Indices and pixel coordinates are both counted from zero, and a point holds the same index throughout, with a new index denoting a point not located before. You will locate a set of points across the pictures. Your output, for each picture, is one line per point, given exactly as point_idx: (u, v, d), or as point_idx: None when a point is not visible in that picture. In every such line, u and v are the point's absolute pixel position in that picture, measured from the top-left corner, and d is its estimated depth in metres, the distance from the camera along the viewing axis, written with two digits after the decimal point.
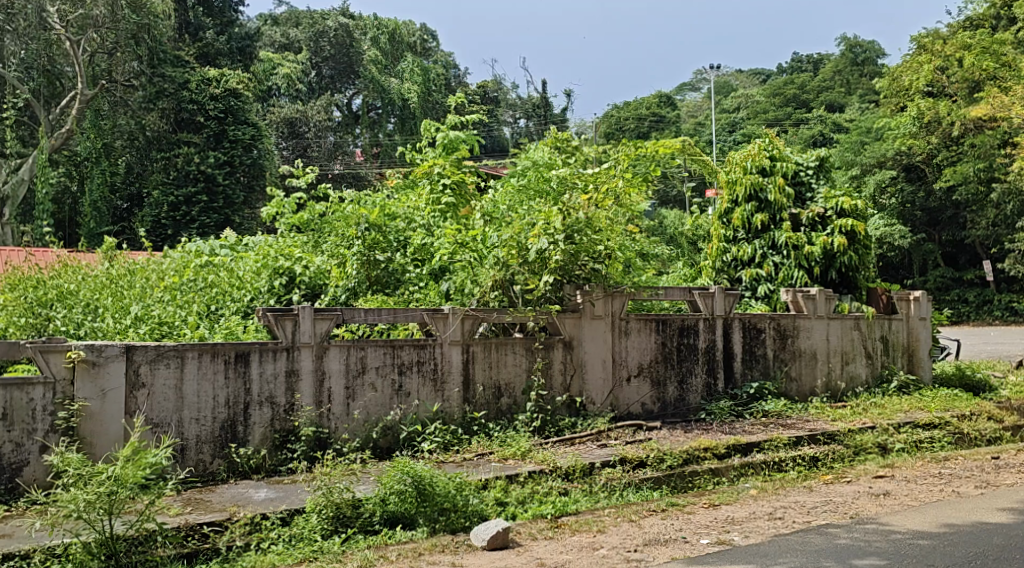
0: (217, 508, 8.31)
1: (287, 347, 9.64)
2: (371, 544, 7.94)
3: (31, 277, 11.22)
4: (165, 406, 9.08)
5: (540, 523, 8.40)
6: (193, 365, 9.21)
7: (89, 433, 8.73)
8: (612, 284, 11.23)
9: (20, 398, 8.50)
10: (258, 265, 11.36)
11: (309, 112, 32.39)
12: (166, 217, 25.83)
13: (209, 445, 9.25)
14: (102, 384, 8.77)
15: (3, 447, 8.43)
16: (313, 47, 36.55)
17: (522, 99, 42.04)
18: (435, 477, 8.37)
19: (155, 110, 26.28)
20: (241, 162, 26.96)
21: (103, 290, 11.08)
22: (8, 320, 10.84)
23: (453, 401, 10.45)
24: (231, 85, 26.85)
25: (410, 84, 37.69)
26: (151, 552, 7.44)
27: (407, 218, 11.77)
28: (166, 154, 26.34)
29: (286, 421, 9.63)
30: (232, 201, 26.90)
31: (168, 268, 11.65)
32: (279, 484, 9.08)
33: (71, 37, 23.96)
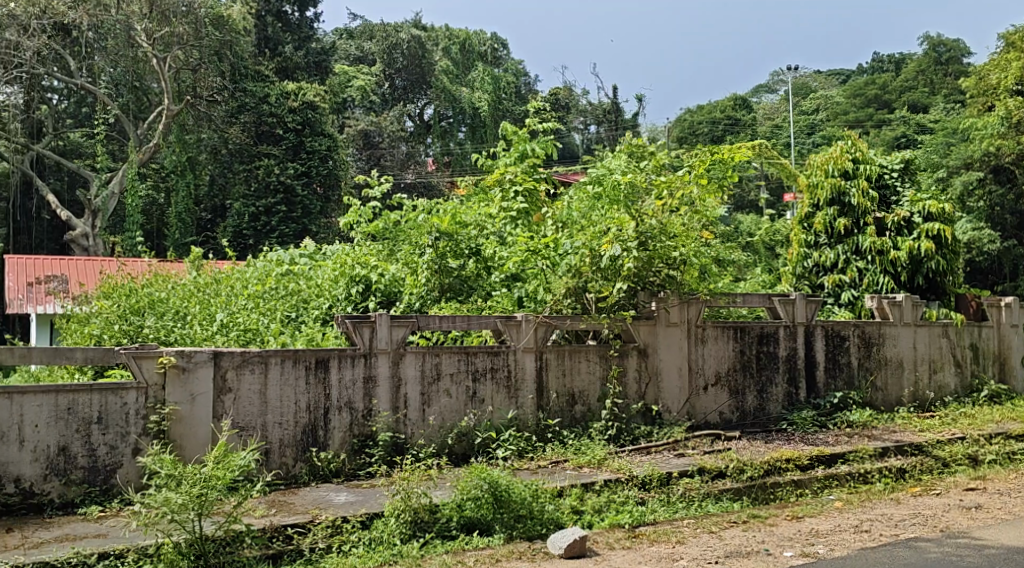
0: (299, 511, 8.45)
1: (365, 354, 9.73)
2: (449, 549, 7.96)
3: (124, 286, 11.85)
4: (250, 410, 9.24)
5: (618, 532, 8.34)
6: (275, 370, 9.37)
7: (179, 436, 8.92)
8: (688, 292, 11.10)
9: (114, 403, 8.73)
10: (336, 273, 11.51)
11: (383, 123, 32.59)
12: (247, 226, 26.50)
13: (291, 449, 9.39)
14: (191, 389, 8.97)
15: (98, 449, 8.67)
16: (387, 58, 36.56)
17: (592, 104, 41.65)
18: (512, 484, 8.38)
19: (237, 123, 26.86)
20: (318, 173, 27.09)
21: (191, 298, 11.54)
22: (104, 327, 11.26)
23: (528, 408, 10.43)
24: (309, 98, 26.95)
25: (481, 94, 38.20)
26: (238, 553, 7.57)
27: (477, 226, 11.59)
28: (249, 166, 26.85)
29: (364, 426, 9.72)
30: (310, 211, 26.97)
31: (252, 277, 11.96)
32: (359, 488, 9.20)
33: (157, 54, 24.43)
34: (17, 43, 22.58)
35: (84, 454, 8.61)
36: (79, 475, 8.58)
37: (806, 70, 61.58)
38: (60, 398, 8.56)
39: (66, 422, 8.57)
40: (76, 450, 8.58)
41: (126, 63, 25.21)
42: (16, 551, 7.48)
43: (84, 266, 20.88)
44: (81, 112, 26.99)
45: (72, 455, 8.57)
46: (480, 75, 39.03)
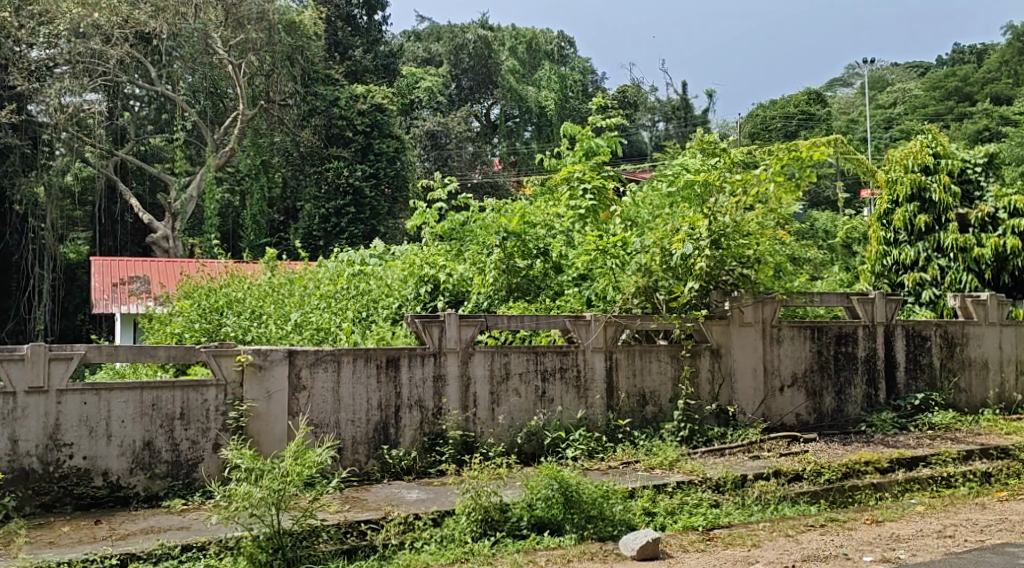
0: (372, 507, 8.54)
1: (434, 353, 9.78)
2: (520, 548, 7.94)
3: (205, 286, 12.32)
4: (323, 408, 9.35)
5: (692, 535, 8.24)
6: (348, 369, 9.46)
7: (256, 432, 9.09)
8: (762, 291, 10.94)
9: (195, 399, 8.90)
10: (406, 273, 11.57)
11: (450, 124, 32.41)
12: (317, 228, 27.09)
13: (364, 446, 9.48)
14: (267, 385, 9.12)
15: (181, 444, 8.85)
16: (453, 59, 36.96)
17: (661, 101, 41.43)
18: (583, 484, 8.32)
19: (308, 126, 27.51)
20: (386, 174, 27.47)
21: (266, 298, 11.81)
22: (186, 325, 11.72)
23: (597, 408, 10.38)
24: (378, 101, 27.49)
25: (548, 93, 38.08)
26: (314, 547, 7.67)
27: (546, 225, 11.52)
28: (318, 168, 27.50)
29: (434, 424, 9.77)
30: (378, 212, 27.57)
31: (324, 277, 12.07)
32: (431, 486, 9.24)
33: (233, 61, 25.08)
34: (102, 51, 22.69)
35: (168, 448, 8.80)
36: (163, 469, 8.77)
37: (884, 61, 60.01)
38: (145, 394, 8.75)
39: (151, 418, 8.76)
40: (160, 445, 8.77)
41: (203, 69, 25.39)
42: (104, 543, 7.66)
43: (164, 267, 21.41)
44: (161, 119, 26.44)
45: (157, 450, 8.76)
46: (547, 73, 39.06)
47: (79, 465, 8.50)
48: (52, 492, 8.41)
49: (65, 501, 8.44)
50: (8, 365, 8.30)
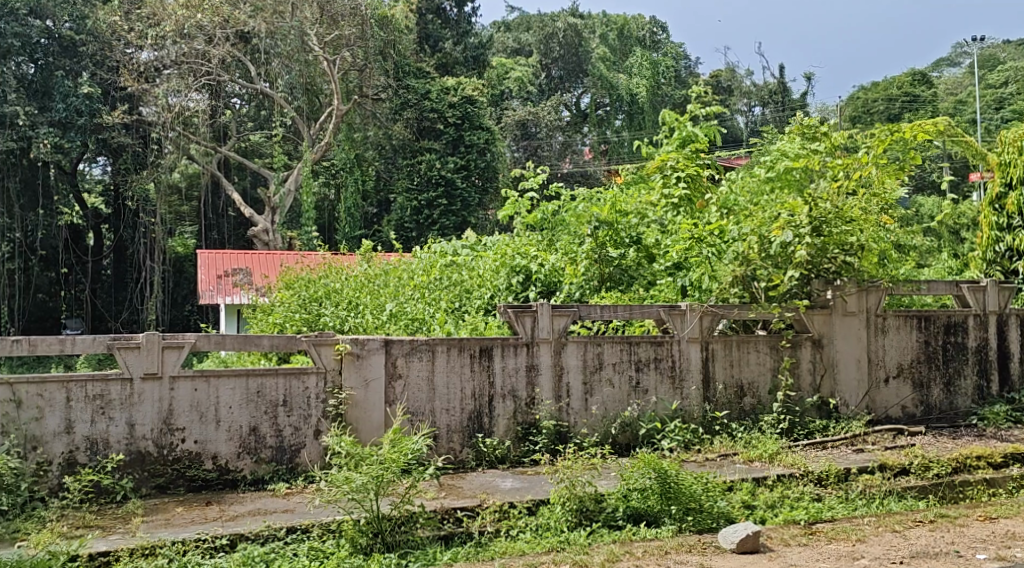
0: (467, 494, 8.62)
1: (527, 342, 9.76)
2: (617, 539, 7.86)
3: (303, 279, 12.58)
4: (419, 396, 9.44)
5: (794, 529, 8.05)
6: (442, 358, 9.52)
7: (354, 420, 9.22)
8: (867, 279, 10.62)
9: (296, 387, 9.09)
10: (497, 263, 11.50)
11: (540, 113, 31.98)
12: (409, 220, 27.41)
13: (458, 434, 9.54)
14: (365, 374, 9.24)
15: (284, 430, 9.04)
16: (543, 48, 36.48)
17: (757, 85, 40.47)
18: (681, 475, 8.22)
19: (400, 120, 27.58)
20: (476, 166, 27.81)
21: (362, 289, 11.97)
22: (288, 316, 12.03)
23: (693, 399, 10.24)
24: (468, 93, 27.74)
25: (639, 80, 37.77)
26: (413, 532, 7.75)
27: (639, 214, 11.42)
28: (411, 161, 27.67)
29: (527, 414, 9.76)
30: (469, 204, 27.74)
31: (417, 268, 12.11)
32: (525, 475, 9.25)
33: (327, 57, 25.21)
34: (204, 51, 23.83)
35: (272, 434, 9.00)
36: (268, 454, 8.97)
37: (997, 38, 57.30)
38: (251, 381, 8.95)
39: (256, 404, 8.96)
40: (265, 430, 8.97)
41: (300, 66, 25.27)
42: (214, 523, 7.89)
43: (264, 259, 21.94)
44: (261, 115, 27.23)
45: (262, 435, 8.96)
46: (638, 60, 38.52)
47: (191, 449, 8.75)
48: (165, 474, 8.67)
49: (177, 483, 8.69)
50: (125, 352, 8.57)
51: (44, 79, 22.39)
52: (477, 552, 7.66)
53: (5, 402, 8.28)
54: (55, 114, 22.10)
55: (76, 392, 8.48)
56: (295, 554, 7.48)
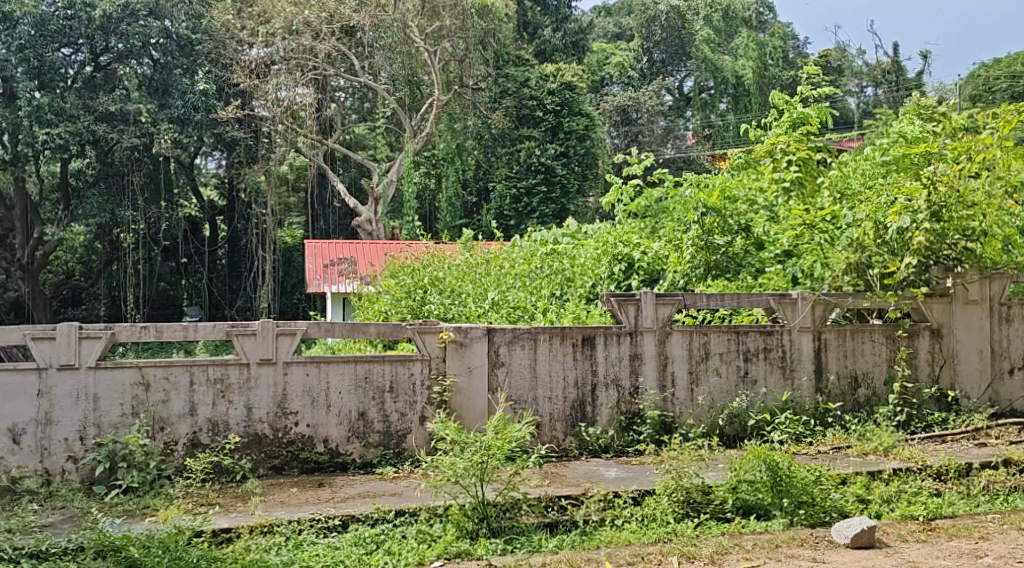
0: (571, 482, 8.58)
1: (631, 331, 9.64)
2: (725, 532, 7.71)
3: (408, 266, 12.77)
4: (522, 385, 9.44)
5: (911, 524, 7.76)
6: (545, 347, 9.49)
7: (459, 407, 9.28)
8: (989, 266, 10.18)
9: (402, 374, 9.18)
10: (598, 252, 11.36)
11: (642, 98, 30.67)
12: (508, 208, 27.49)
13: (562, 423, 9.52)
14: (468, 361, 9.29)
15: (390, 416, 9.14)
16: (645, 32, 35.44)
17: (869, 65, 38.93)
18: (793, 467, 8.02)
19: (499, 108, 27.62)
20: (575, 152, 27.59)
21: (464, 277, 12.04)
22: (391, 305, 12.14)
23: (805, 390, 9.97)
24: (567, 79, 27.32)
25: (745, 62, 35.39)
26: (517, 519, 7.78)
27: (749, 200, 11.23)
28: (510, 149, 27.78)
29: (631, 403, 9.66)
30: (568, 191, 27.58)
31: (518, 256, 12.14)
32: (629, 465, 9.16)
33: (429, 49, 25.28)
34: (311, 46, 24.29)
35: (380, 420, 9.12)
36: (376, 439, 9.10)
37: None
38: (358, 367, 9.08)
39: (364, 390, 9.09)
40: (373, 416, 9.10)
41: (402, 59, 25.38)
42: (326, 504, 8.05)
43: (368, 249, 22.30)
44: (364, 107, 27.94)
45: (370, 420, 9.09)
46: (745, 40, 35.48)
47: (304, 432, 8.93)
48: (280, 456, 8.87)
49: (292, 465, 8.89)
50: (242, 339, 8.79)
51: (164, 76, 23.25)
52: (584, 541, 7.60)
53: (134, 385, 8.57)
54: (174, 110, 22.93)
55: (198, 376, 8.73)
56: (404, 536, 7.59)
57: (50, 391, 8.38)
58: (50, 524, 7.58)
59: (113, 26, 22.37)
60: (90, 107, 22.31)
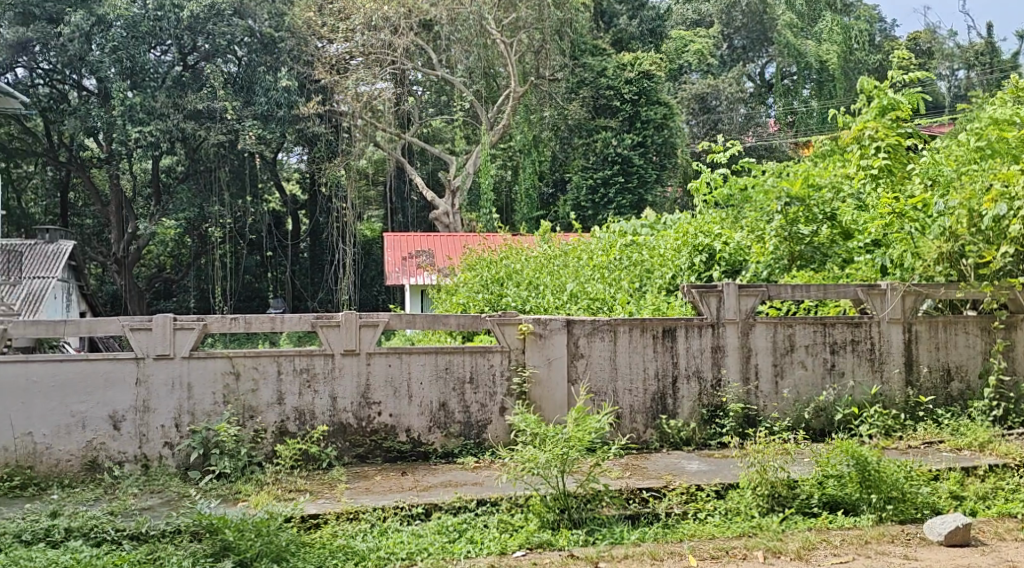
0: (652, 475, 8.50)
1: (713, 323, 9.51)
2: (812, 527, 7.55)
3: (485, 258, 12.87)
4: (601, 377, 9.38)
5: (1007, 523, 7.49)
6: (624, 338, 9.41)
7: (538, 398, 9.26)
8: None
9: (481, 365, 9.22)
10: (678, 242, 11.14)
11: (721, 85, 30.01)
12: (585, 199, 27.37)
13: (642, 415, 9.42)
14: (547, 353, 9.26)
15: (471, 407, 9.19)
16: (725, 19, 33.98)
17: (961, 47, 37.68)
18: (882, 463, 7.82)
19: (577, 99, 27.40)
20: (654, 142, 27.09)
21: (541, 269, 12.03)
22: (470, 296, 12.31)
23: (894, 383, 9.74)
24: (645, 68, 26.92)
25: (830, 46, 34.09)
26: (598, 511, 7.70)
27: (834, 187, 10.92)
28: (587, 140, 27.59)
29: (714, 396, 9.53)
30: (646, 180, 27.19)
31: (596, 248, 12.10)
32: (712, 458, 9.05)
33: (505, 40, 25.18)
34: (390, 42, 24.17)
35: (461, 410, 9.17)
36: (456, 429, 9.15)
37: None
38: (439, 358, 9.14)
39: (444, 380, 9.14)
40: (453, 406, 9.15)
41: (478, 51, 25.39)
42: (408, 492, 8.12)
43: (446, 241, 22.44)
44: (441, 100, 27.60)
45: (450, 410, 9.15)
46: (828, 25, 34.35)
47: (386, 421, 9.02)
48: (364, 445, 8.98)
49: (375, 453, 9.00)
50: (326, 330, 8.92)
51: (249, 74, 24.01)
52: (666, 534, 7.52)
53: (225, 374, 8.75)
54: (258, 107, 23.71)
55: (285, 366, 8.88)
56: (486, 526, 7.61)
57: (148, 380, 8.60)
58: (149, 507, 7.78)
59: (201, 26, 23.27)
60: (179, 105, 23.14)
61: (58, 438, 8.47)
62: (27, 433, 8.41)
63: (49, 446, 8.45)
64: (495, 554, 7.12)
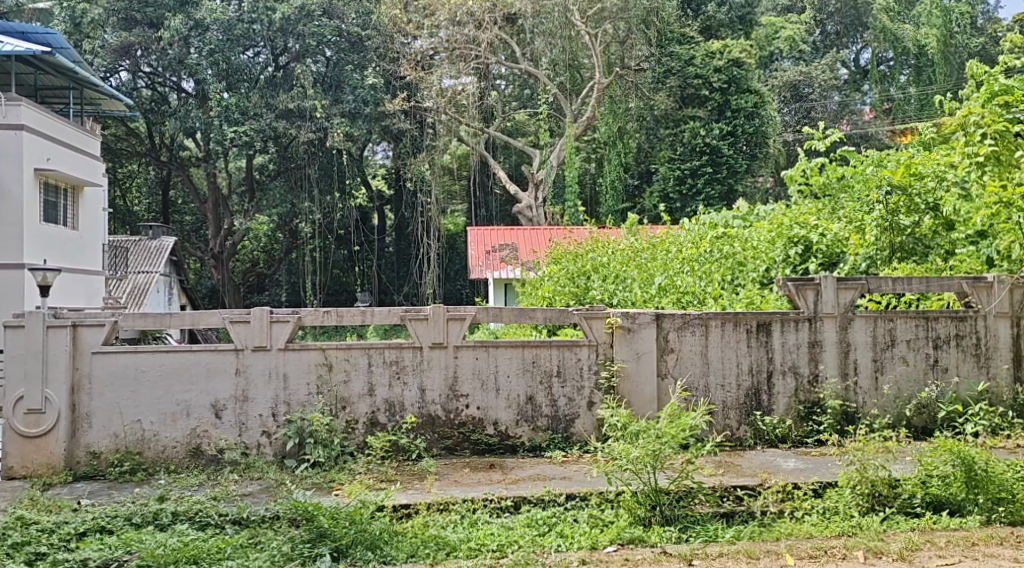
0: (747, 473, 8.34)
1: (810, 317, 9.28)
2: (915, 527, 7.30)
3: (573, 251, 12.82)
4: (693, 372, 9.23)
5: None
6: (717, 332, 9.25)
7: (627, 393, 9.13)
8: None
9: (570, 359, 9.15)
10: (772, 234, 10.97)
11: (813, 72, 29.24)
12: (673, 190, 27.09)
13: (735, 411, 9.26)
14: (636, 347, 9.13)
15: (558, 401, 9.13)
16: (818, 3, 32.75)
17: None
18: (990, 463, 7.53)
19: (664, 89, 27.00)
20: (744, 131, 26.53)
21: (629, 262, 11.92)
22: (554, 290, 12.26)
23: (1001, 379, 9.41)
24: (735, 55, 26.43)
25: (929, 30, 31.56)
26: (691, 507, 7.60)
27: (937, 176, 10.40)
28: (674, 130, 27.42)
29: (811, 392, 9.30)
30: (736, 170, 26.65)
31: (685, 240, 11.92)
32: (808, 455, 8.84)
33: (589, 31, 24.94)
34: (475, 36, 24.03)
35: (548, 403, 9.12)
36: (545, 422, 9.11)
37: None
38: (527, 352, 9.11)
39: (533, 374, 9.11)
40: (541, 399, 9.11)
41: (563, 43, 25.20)
42: (498, 485, 8.11)
43: (531, 235, 22.38)
44: (522, 94, 28.12)
45: (538, 404, 9.11)
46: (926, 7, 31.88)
47: (474, 414, 9.04)
48: (452, 437, 9.01)
49: (463, 446, 9.01)
50: (416, 323, 8.96)
51: (336, 72, 24.58)
52: (763, 532, 7.35)
53: (318, 366, 8.87)
54: (346, 105, 24.13)
55: (375, 358, 8.97)
56: (576, 520, 7.56)
57: (246, 370, 8.77)
58: (248, 494, 7.94)
59: (292, 27, 23.89)
60: (272, 105, 23.80)
61: (164, 426, 8.69)
62: (135, 421, 8.64)
63: (155, 434, 8.67)
64: (585, 549, 7.05)
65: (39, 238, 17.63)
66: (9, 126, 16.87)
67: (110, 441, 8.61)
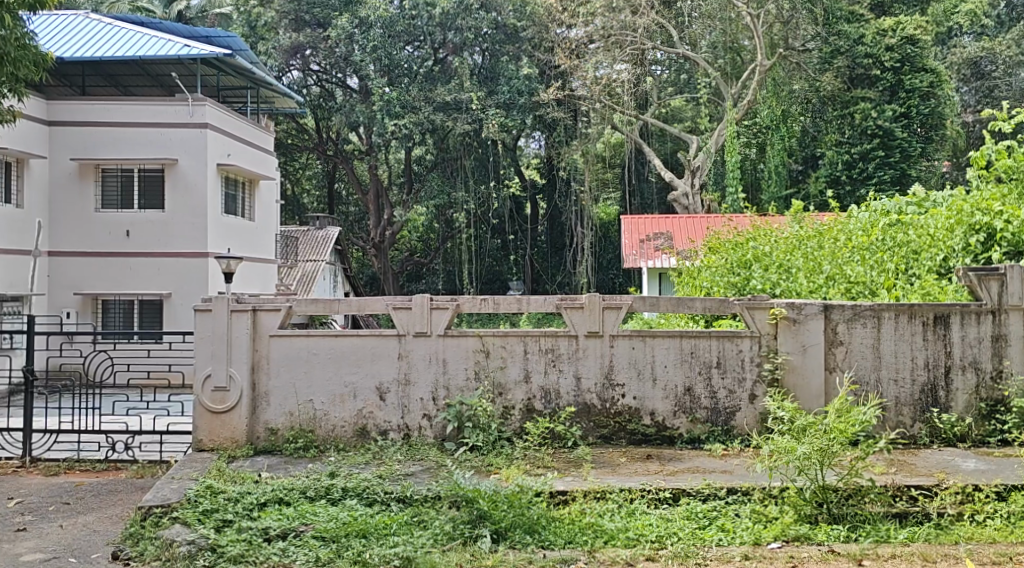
0: (923, 472, 7.91)
1: (993, 310, 8.78)
2: None
3: (733, 241, 12.52)
4: (864, 365, 8.82)
5: None
6: (889, 326, 8.81)
7: (792, 386, 8.80)
8: None
9: (731, 350, 8.91)
10: (951, 221, 10.27)
11: (996, 47, 27.25)
12: (843, 173, 26.07)
13: (909, 407, 8.79)
14: (803, 339, 8.79)
15: (719, 392, 8.93)
16: None
17: None
18: None
19: (830, 69, 26.08)
20: (919, 112, 25.30)
21: (794, 251, 11.55)
22: (714, 280, 12.06)
23: None
24: (909, 33, 25.20)
25: None
26: (862, 507, 7.25)
27: None
28: (842, 112, 26.38)
29: (994, 389, 8.80)
30: (909, 154, 25.44)
31: (856, 229, 11.46)
32: (990, 457, 8.33)
33: (752, 12, 24.02)
34: (631, 22, 23.02)
35: (708, 395, 8.92)
36: (703, 414, 8.92)
37: None
38: (685, 343, 8.93)
39: (691, 364, 8.93)
40: (700, 391, 8.92)
41: (722, 25, 24.78)
42: (656, 476, 8.00)
43: (687, 222, 22.07)
44: (680, 79, 27.22)
45: (697, 395, 8.93)
46: None
47: (631, 404, 8.94)
48: (609, 426, 8.94)
49: (620, 435, 8.93)
50: (572, 312, 8.94)
51: (492, 63, 25.33)
52: (939, 535, 6.97)
53: (477, 352, 8.96)
54: (501, 96, 24.56)
55: (531, 346, 8.98)
56: (738, 515, 7.36)
57: (409, 355, 8.96)
58: (412, 473, 8.10)
59: (451, 22, 24.35)
60: (430, 98, 24.30)
61: (333, 406, 8.97)
62: (308, 401, 8.96)
63: (325, 413, 8.96)
64: (748, 544, 6.83)
65: (221, 229, 18.60)
66: (195, 124, 17.78)
67: (285, 419, 8.96)
